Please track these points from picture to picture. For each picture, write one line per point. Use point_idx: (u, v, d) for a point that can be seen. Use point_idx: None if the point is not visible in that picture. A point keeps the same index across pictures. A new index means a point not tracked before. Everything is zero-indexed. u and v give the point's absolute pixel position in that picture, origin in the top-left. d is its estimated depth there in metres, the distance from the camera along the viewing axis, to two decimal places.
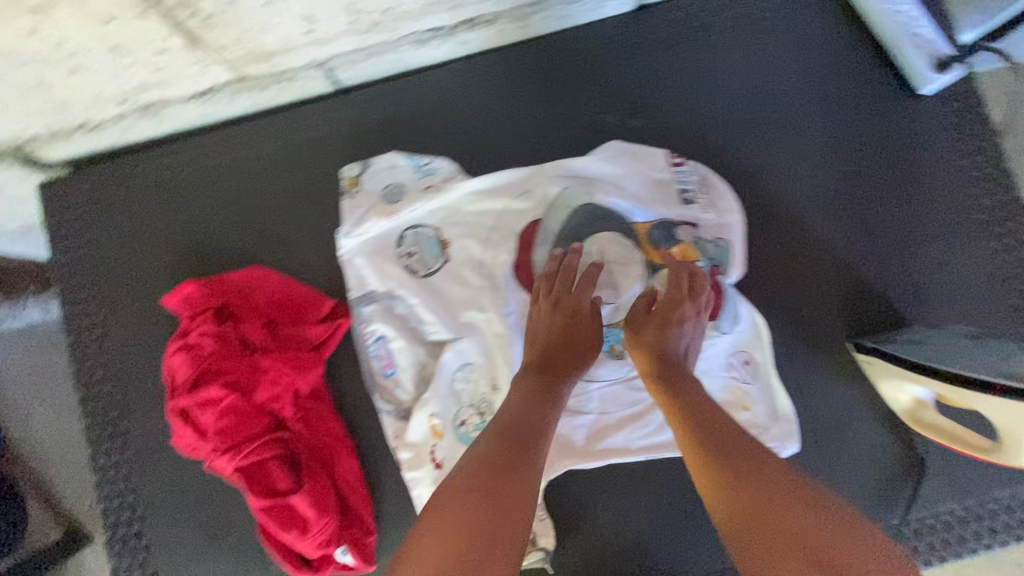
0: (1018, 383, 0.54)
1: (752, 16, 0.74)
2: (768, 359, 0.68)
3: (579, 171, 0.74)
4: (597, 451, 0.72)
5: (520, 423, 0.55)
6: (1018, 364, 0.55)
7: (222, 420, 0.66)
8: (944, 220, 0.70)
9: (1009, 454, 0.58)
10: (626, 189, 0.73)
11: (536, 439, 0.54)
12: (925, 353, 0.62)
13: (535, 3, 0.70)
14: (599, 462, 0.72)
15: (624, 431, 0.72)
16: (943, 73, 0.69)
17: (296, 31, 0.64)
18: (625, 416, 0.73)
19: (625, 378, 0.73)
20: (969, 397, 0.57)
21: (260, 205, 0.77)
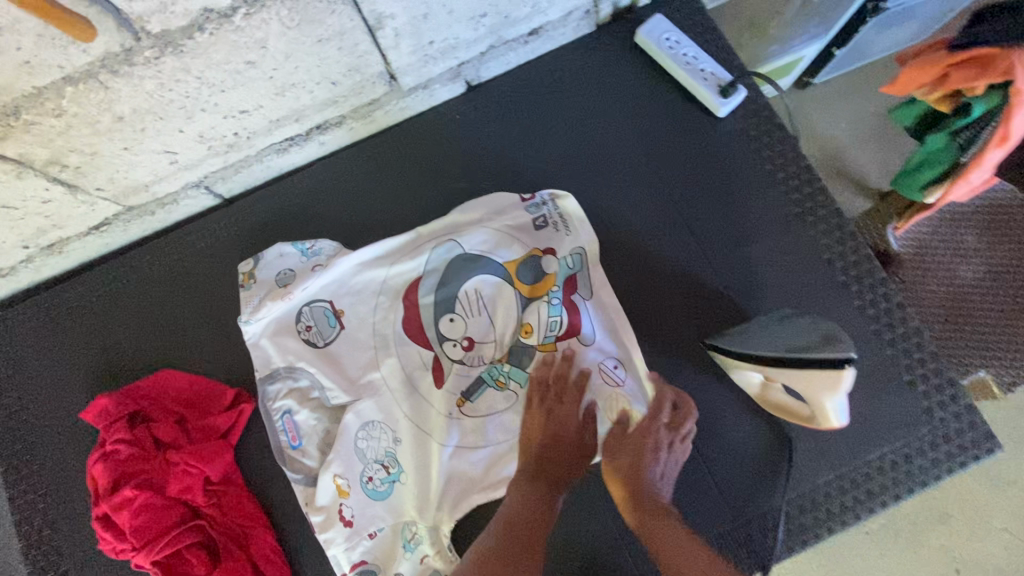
0: (799, 354, 0.63)
1: (568, 82, 0.87)
2: (635, 358, 0.76)
3: (446, 227, 0.83)
4: (498, 480, 0.76)
5: (520, 520, 0.69)
6: (801, 339, 0.64)
7: (137, 518, 0.72)
8: (760, 221, 0.80)
9: (821, 419, 0.65)
10: (488, 234, 0.82)
11: (534, 532, 0.68)
12: (742, 342, 0.68)
13: (374, 102, 0.81)
14: (502, 489, 0.76)
15: (520, 456, 0.76)
16: (729, 97, 0.82)
17: (163, 163, 0.73)
18: (518, 443, 0.77)
19: (514, 407, 0.78)
20: (772, 373, 0.65)
21: (165, 312, 0.84)
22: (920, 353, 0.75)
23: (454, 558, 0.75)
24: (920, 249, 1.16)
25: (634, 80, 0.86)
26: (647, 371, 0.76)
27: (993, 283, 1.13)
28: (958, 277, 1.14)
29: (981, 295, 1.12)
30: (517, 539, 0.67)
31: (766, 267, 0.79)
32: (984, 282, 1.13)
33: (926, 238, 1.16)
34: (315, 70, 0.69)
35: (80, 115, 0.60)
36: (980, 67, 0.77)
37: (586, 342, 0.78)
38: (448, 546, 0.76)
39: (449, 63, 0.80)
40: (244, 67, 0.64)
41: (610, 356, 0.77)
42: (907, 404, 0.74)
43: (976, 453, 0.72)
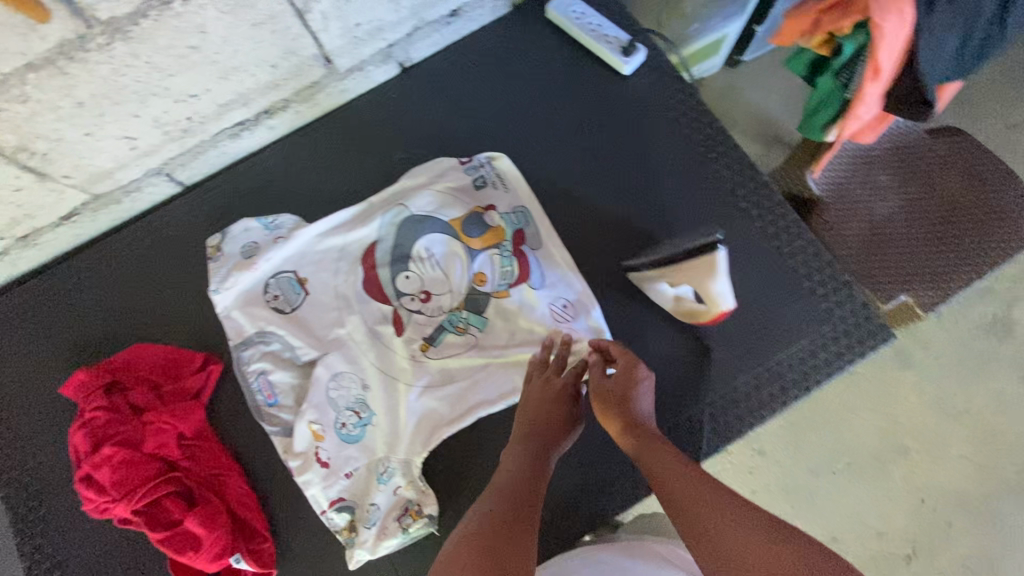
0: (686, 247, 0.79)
1: (490, 56, 0.97)
2: (580, 295, 0.85)
3: (396, 194, 0.90)
4: (464, 413, 0.83)
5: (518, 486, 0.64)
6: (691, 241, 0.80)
7: (116, 473, 0.77)
8: (669, 161, 0.90)
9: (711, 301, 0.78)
10: (435, 196, 0.89)
11: (531, 498, 0.63)
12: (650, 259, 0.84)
13: (314, 85, 0.90)
14: (468, 420, 0.82)
15: (482, 389, 0.84)
16: (630, 55, 0.92)
17: (124, 149, 0.81)
18: (480, 378, 0.84)
19: (473, 347, 0.86)
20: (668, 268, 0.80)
21: (136, 292, 0.91)
22: (816, 262, 0.84)
23: (426, 487, 0.80)
24: (840, 194, 1.26)
25: (548, 49, 0.96)
26: (592, 305, 0.85)
27: (912, 216, 1.20)
28: (878, 212, 1.22)
29: (902, 225, 1.20)
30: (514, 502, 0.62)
31: (676, 201, 0.88)
32: (904, 213, 1.21)
33: (843, 183, 1.27)
34: (253, 54, 0.78)
35: (44, 101, 0.68)
36: (844, 9, 0.88)
37: (533, 285, 0.86)
38: (418, 476, 0.80)
39: (379, 44, 0.89)
40: (189, 51, 0.72)
41: (558, 296, 0.86)
42: (809, 307, 0.82)
43: (874, 343, 0.80)
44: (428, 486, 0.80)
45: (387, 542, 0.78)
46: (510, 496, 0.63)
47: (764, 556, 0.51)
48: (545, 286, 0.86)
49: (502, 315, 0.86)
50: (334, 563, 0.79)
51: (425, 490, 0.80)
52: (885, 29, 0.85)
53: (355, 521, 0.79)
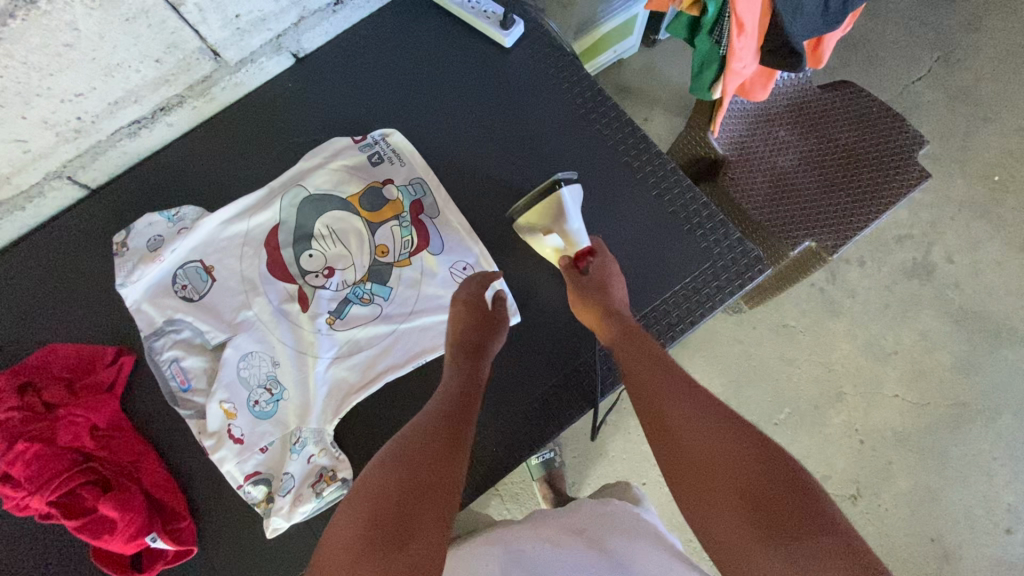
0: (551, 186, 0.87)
1: (380, 41, 1.01)
2: (478, 258, 0.89)
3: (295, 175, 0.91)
4: (375, 379, 0.83)
5: (453, 403, 0.69)
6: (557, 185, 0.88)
7: (28, 468, 0.78)
8: (554, 125, 0.95)
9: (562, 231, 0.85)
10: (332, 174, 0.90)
11: (466, 416, 0.68)
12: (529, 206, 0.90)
13: (206, 80, 0.93)
14: (378, 384, 0.83)
15: (392, 354, 0.84)
16: (509, 28, 0.96)
17: (16, 153, 0.83)
18: (389, 344, 0.85)
19: (380, 315, 0.86)
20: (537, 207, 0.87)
21: (48, 295, 0.93)
22: (696, 205, 0.89)
23: (340, 454, 0.81)
24: (744, 147, 1.33)
25: (434, 29, 1.00)
26: (490, 266, 0.88)
27: (810, 164, 1.30)
28: (778, 164, 1.31)
29: (800, 174, 1.29)
30: (447, 419, 0.67)
31: (562, 162, 0.93)
32: (803, 163, 1.30)
33: (747, 138, 1.33)
34: (133, 49, 0.81)
35: None
36: None
37: (434, 251, 0.88)
38: (330, 444, 0.81)
39: (265, 35, 0.93)
40: (63, 49, 0.75)
41: (457, 260, 0.88)
42: (692, 247, 0.87)
43: (752, 273, 0.85)
44: (343, 453, 0.81)
45: (303, 507, 0.77)
46: (450, 404, 0.69)
47: (710, 431, 0.59)
48: (445, 250, 0.89)
49: (407, 283, 0.87)
50: (254, 535, 0.80)
51: (340, 457, 0.81)
52: None
53: (271, 492, 0.79)
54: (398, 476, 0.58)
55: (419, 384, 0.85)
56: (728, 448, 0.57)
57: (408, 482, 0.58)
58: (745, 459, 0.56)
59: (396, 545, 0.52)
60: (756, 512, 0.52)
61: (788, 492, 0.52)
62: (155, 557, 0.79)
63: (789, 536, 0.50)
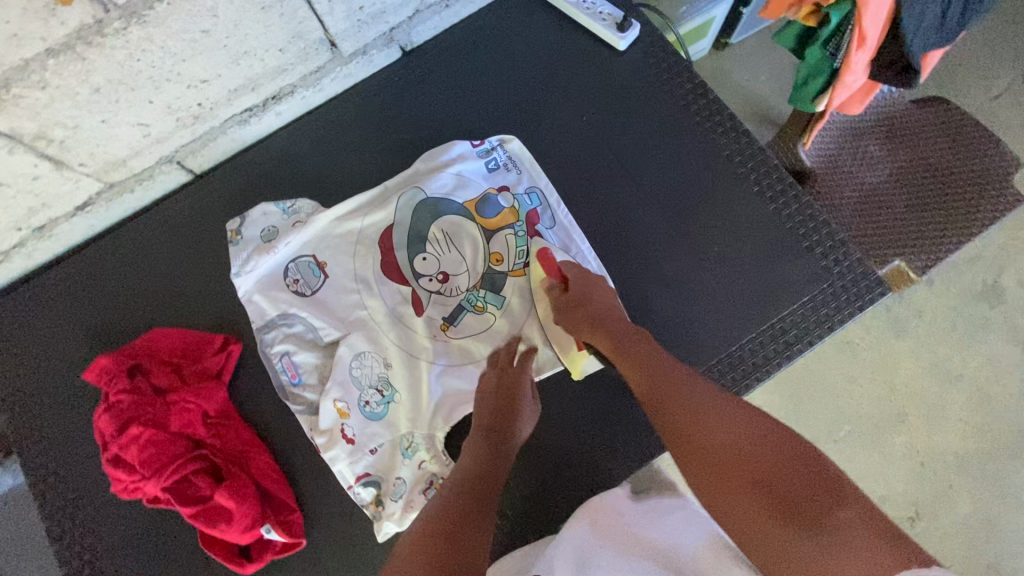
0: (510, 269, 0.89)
1: (489, 37, 1.00)
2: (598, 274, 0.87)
3: (411, 178, 0.92)
4: None
5: (476, 477, 0.71)
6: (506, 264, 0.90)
7: (144, 452, 0.79)
8: (667, 132, 0.93)
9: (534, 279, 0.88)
10: (447, 179, 0.91)
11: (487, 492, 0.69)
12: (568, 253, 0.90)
13: (319, 70, 0.92)
14: None
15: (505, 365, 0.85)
16: (626, 31, 0.94)
17: (137, 136, 0.83)
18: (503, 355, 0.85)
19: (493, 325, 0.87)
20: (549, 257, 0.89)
21: (153, 277, 0.93)
22: (814, 223, 0.87)
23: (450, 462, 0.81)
24: (831, 164, 1.25)
25: (545, 28, 0.99)
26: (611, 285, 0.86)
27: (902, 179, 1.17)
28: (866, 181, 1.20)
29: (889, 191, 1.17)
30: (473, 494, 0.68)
31: (675, 171, 0.91)
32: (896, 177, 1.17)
33: (834, 154, 1.25)
34: (262, 38, 0.80)
35: (62, 87, 0.70)
36: None
37: None
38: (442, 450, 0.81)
39: (381, 28, 0.91)
40: (200, 35, 0.74)
41: None
42: (810, 266, 0.85)
43: (873, 297, 0.84)
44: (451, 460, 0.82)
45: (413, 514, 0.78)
46: (470, 477, 0.71)
47: (713, 427, 0.60)
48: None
49: (521, 294, 0.88)
50: (360, 533, 0.80)
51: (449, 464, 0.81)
52: None
53: (381, 495, 0.80)
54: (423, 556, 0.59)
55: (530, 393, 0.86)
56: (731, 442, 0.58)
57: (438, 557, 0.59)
58: (749, 446, 0.57)
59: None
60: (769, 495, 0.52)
61: (800, 470, 0.53)
62: (264, 548, 0.79)
63: (806, 514, 0.49)
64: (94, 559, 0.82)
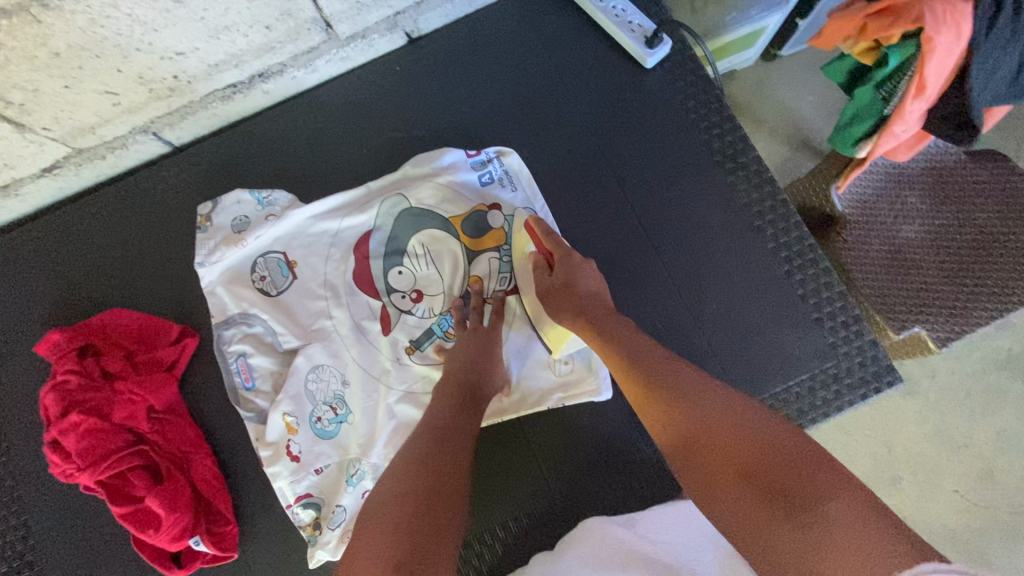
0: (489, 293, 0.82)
1: (504, 34, 0.90)
2: None
3: (397, 182, 0.85)
4: None
5: (453, 434, 0.65)
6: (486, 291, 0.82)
7: (82, 442, 0.75)
8: (683, 167, 0.84)
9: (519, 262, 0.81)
10: (435, 188, 0.84)
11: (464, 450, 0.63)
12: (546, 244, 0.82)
13: (311, 51, 0.84)
14: None
15: None
16: (654, 47, 0.84)
17: (106, 105, 0.77)
18: None
19: None
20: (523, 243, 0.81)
21: (119, 252, 0.88)
22: (829, 292, 0.78)
23: None
24: (867, 212, 1.02)
25: (567, 32, 0.89)
26: None
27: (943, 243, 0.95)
28: (900, 237, 0.98)
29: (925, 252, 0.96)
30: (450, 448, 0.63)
31: (685, 213, 0.82)
32: (936, 241, 0.95)
33: (872, 199, 1.02)
34: (245, 13, 0.72)
35: (18, 49, 0.64)
36: (895, 16, 0.79)
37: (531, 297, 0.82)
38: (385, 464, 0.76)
39: (384, 12, 0.83)
40: (172, 5, 0.67)
41: None
42: (814, 340, 0.77)
43: (879, 385, 0.75)
44: None
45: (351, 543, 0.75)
46: (449, 430, 0.65)
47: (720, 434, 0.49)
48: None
49: None
50: (295, 554, 0.77)
51: None
52: (937, 43, 0.76)
53: (320, 519, 0.76)
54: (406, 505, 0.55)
55: (488, 431, 0.79)
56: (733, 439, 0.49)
57: (419, 507, 0.55)
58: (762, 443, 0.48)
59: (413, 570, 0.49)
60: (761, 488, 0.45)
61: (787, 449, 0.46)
62: (194, 556, 0.76)
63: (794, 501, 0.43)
64: (25, 538, 0.80)
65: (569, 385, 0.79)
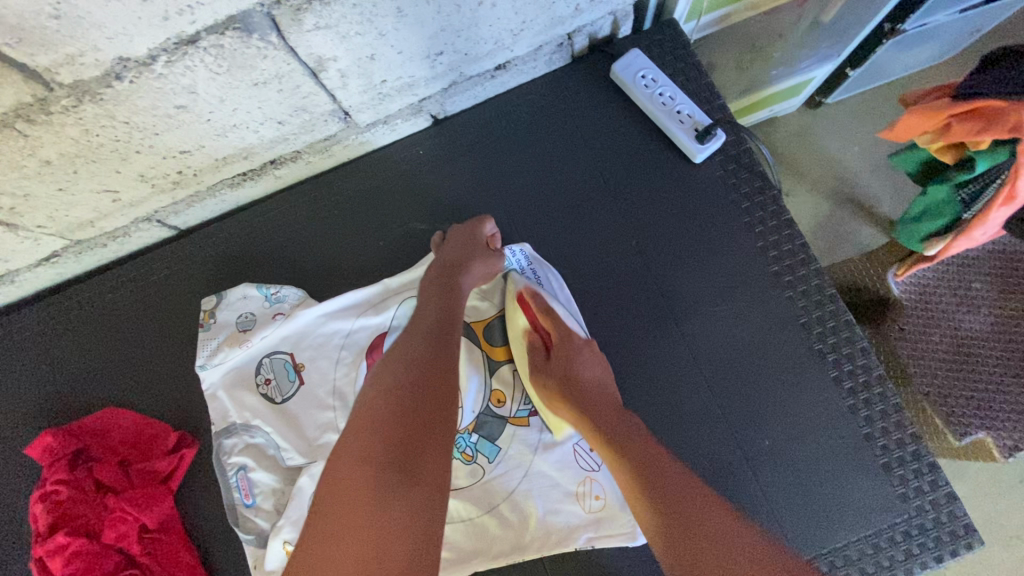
0: (508, 411, 0.74)
1: (537, 117, 0.82)
2: None
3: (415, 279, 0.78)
4: (456, 559, 0.70)
5: (431, 327, 0.62)
6: (507, 409, 0.75)
7: (69, 566, 0.69)
8: (735, 276, 0.75)
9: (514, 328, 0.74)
10: None
11: (447, 337, 0.62)
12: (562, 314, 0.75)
13: (329, 138, 0.77)
14: (458, 571, 0.70)
15: (481, 538, 0.71)
16: (706, 142, 0.76)
17: (105, 201, 0.71)
18: (483, 523, 0.71)
19: (480, 482, 0.73)
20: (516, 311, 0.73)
21: (118, 343, 0.82)
22: (899, 432, 0.69)
23: None
24: (925, 301, 0.90)
25: (606, 119, 0.81)
26: None
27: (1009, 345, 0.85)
28: (963, 331, 0.87)
29: (983, 350, 0.86)
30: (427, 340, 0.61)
31: (736, 330, 0.73)
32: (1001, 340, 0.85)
33: (933, 288, 0.90)
34: (255, 112, 0.65)
35: (4, 160, 0.58)
36: (986, 121, 0.69)
37: None
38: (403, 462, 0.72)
39: (409, 99, 0.76)
40: (176, 111, 0.60)
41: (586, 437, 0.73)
42: (879, 487, 0.68)
43: (955, 547, 0.66)
44: None
45: None
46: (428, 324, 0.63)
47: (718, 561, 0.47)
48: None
49: (519, 449, 0.73)
50: None
51: None
52: None
53: None
54: (393, 405, 0.53)
55: (507, 570, 0.71)
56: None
57: (408, 405, 0.53)
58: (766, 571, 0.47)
59: (397, 496, 0.48)
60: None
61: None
62: None
63: None
64: None
65: (602, 524, 0.70)
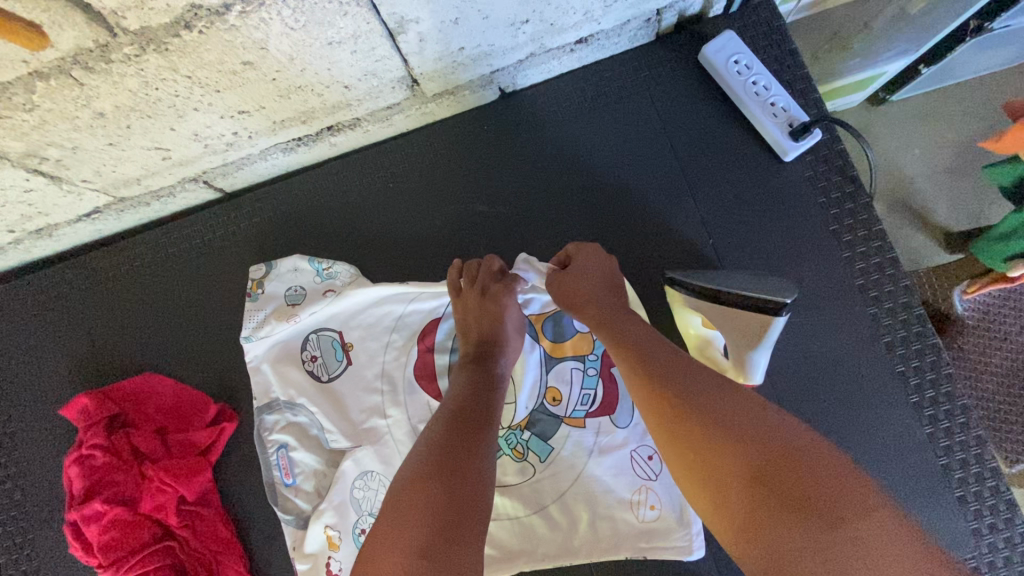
0: (564, 410, 0.71)
1: (613, 98, 0.76)
2: None
3: None
4: (502, 555, 0.68)
5: (468, 401, 0.55)
6: (563, 408, 0.71)
7: (106, 534, 0.68)
8: (818, 287, 0.70)
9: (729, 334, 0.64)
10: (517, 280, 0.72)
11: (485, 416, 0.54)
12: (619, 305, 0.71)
13: (392, 107, 0.72)
14: (504, 567, 0.68)
15: (528, 536, 0.69)
16: (802, 140, 0.70)
17: (155, 159, 0.67)
18: (531, 521, 0.69)
19: (530, 479, 0.70)
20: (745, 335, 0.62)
21: (159, 306, 0.79)
22: (978, 466, 0.66)
23: None
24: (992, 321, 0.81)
25: (689, 105, 0.75)
26: None
27: None
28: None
29: None
30: (458, 418, 0.52)
31: (813, 344, 0.69)
32: None
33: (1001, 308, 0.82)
34: (324, 74, 0.60)
35: (56, 110, 0.53)
36: None
37: (617, 423, 0.70)
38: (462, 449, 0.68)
39: (482, 69, 0.70)
40: (241, 67, 0.55)
41: (645, 444, 0.69)
42: (953, 521, 0.65)
43: None
44: None
45: None
46: (461, 396, 0.55)
47: (751, 428, 0.42)
48: (632, 426, 0.70)
49: (572, 450, 0.70)
50: None
51: None
52: None
53: None
54: (428, 499, 0.44)
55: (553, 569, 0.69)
56: (810, 477, 0.39)
57: (442, 492, 0.45)
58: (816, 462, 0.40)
59: None
60: (795, 512, 0.38)
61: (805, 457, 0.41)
62: None
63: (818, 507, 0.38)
64: None
65: (654, 536, 0.67)
